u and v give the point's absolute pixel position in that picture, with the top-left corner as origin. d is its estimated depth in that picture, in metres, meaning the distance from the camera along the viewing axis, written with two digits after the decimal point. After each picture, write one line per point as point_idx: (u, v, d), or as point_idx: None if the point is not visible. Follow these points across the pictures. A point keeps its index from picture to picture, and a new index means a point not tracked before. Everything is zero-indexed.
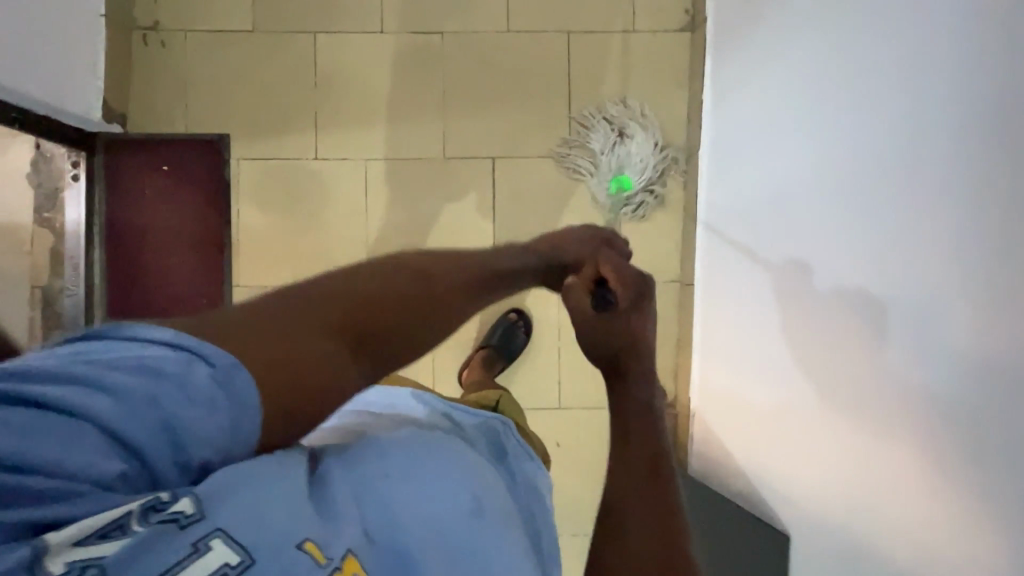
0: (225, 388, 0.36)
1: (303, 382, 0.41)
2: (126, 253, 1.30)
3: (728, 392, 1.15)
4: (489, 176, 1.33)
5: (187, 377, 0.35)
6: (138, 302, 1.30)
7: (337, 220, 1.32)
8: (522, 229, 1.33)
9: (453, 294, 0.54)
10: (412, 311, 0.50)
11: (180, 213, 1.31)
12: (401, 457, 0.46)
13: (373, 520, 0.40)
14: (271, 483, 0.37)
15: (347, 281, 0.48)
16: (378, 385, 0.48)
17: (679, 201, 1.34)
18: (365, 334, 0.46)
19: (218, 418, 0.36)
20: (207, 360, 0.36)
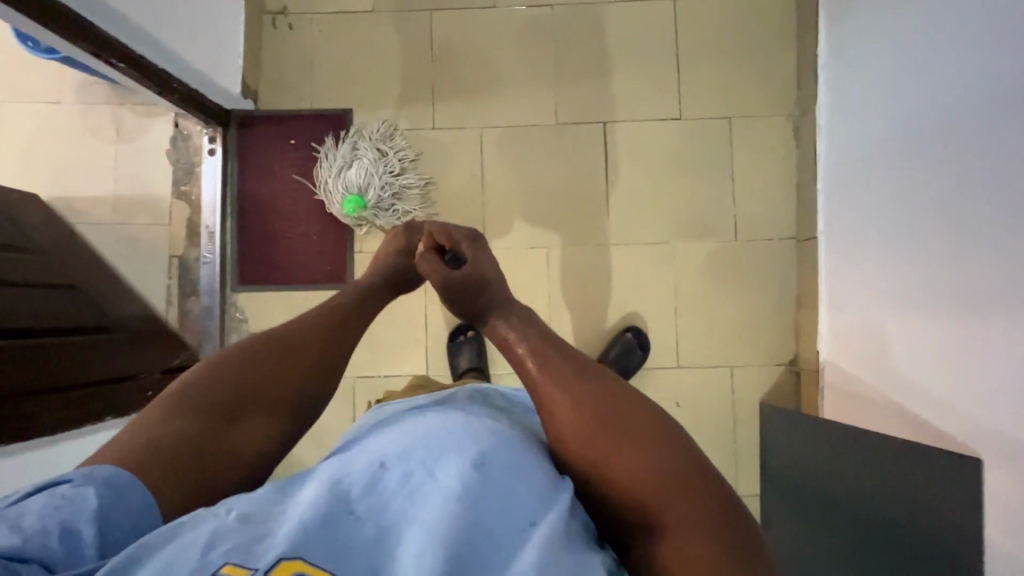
0: (86, 489, 0.49)
1: (178, 448, 0.57)
2: (257, 221, 1.36)
3: (853, 341, 1.14)
4: (599, 137, 1.36)
5: (49, 496, 0.48)
6: (270, 267, 1.36)
7: (449, 188, 1.36)
8: (635, 190, 1.35)
9: (301, 347, 0.71)
10: (265, 367, 0.67)
11: (306, 181, 1.37)
12: (391, 446, 0.55)
13: (361, 503, 0.49)
14: (202, 528, 0.46)
15: (201, 376, 0.64)
16: (259, 426, 0.65)
17: (792, 160, 1.33)
18: (222, 405, 0.63)
19: (91, 500, 0.48)
20: (65, 482, 0.50)
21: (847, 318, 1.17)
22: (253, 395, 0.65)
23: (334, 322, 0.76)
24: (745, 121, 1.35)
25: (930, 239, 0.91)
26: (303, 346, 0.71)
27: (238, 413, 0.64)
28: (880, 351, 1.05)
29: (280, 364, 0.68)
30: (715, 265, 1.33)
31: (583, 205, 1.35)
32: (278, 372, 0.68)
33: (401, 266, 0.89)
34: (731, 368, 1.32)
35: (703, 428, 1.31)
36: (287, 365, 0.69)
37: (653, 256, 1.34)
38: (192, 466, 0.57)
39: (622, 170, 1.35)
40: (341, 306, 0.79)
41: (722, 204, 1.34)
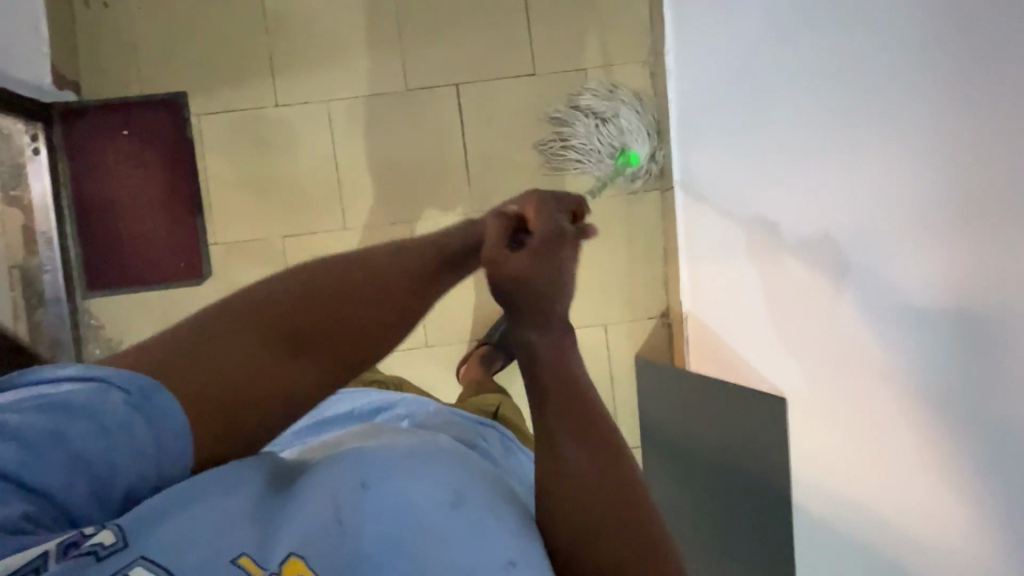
0: (134, 421, 0.45)
1: (222, 376, 0.50)
2: (99, 220, 1.29)
3: (713, 286, 1.14)
4: (454, 101, 1.29)
5: (100, 411, 0.44)
6: (121, 268, 1.29)
7: (303, 167, 1.30)
8: (496, 153, 1.30)
9: (377, 283, 0.60)
10: (329, 304, 0.57)
11: (146, 175, 1.29)
12: (382, 459, 0.51)
13: (347, 519, 0.45)
14: (208, 511, 0.42)
15: (276, 292, 0.56)
16: (314, 369, 0.56)
17: (649, 109, 1.30)
18: (291, 334, 0.55)
19: (133, 442, 0.44)
20: (119, 387, 0.45)
21: (704, 265, 1.17)
22: (319, 333, 0.56)
23: (424, 267, 0.63)
24: (601, 72, 1.30)
25: (797, 176, 0.88)
26: (381, 284, 0.60)
27: (302, 344, 0.55)
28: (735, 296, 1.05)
29: (364, 298, 0.59)
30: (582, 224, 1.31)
31: (444, 174, 1.30)
32: (352, 307, 0.58)
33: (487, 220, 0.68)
34: (604, 326, 1.31)
35: None
36: (367, 304, 0.59)
37: None
38: (224, 405, 0.50)
39: (481, 135, 1.30)
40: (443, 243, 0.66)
41: (584, 160, 1.31)
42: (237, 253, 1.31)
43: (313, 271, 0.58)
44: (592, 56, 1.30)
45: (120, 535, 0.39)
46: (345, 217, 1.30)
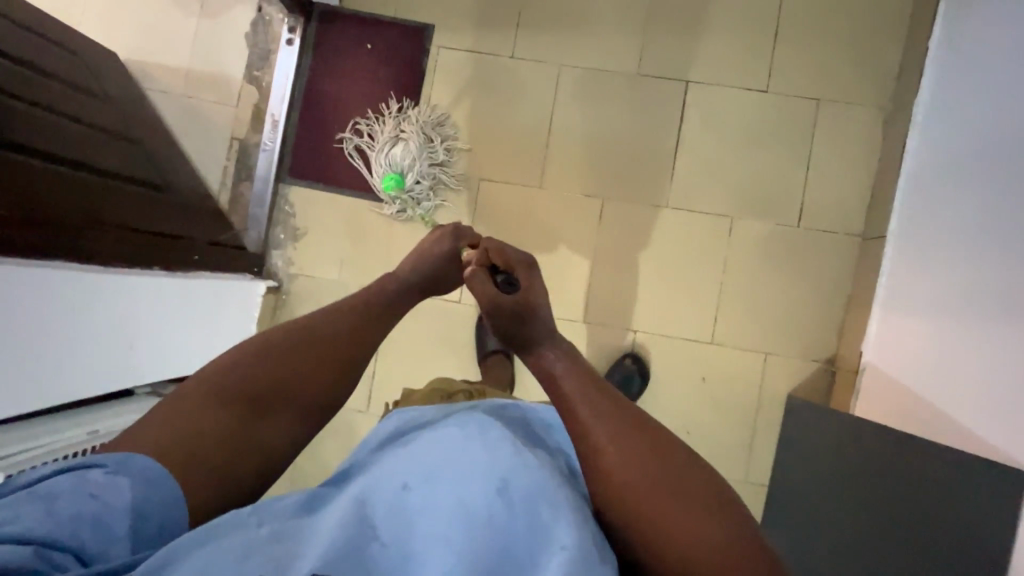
0: (119, 482, 0.48)
1: (204, 438, 0.54)
2: (320, 118, 1.36)
3: (919, 335, 1.08)
4: (676, 99, 1.31)
5: (84, 480, 0.47)
6: (326, 166, 1.36)
7: (517, 120, 1.33)
8: (707, 156, 1.30)
9: (339, 335, 0.64)
10: (286, 356, 0.61)
11: (374, 89, 1.35)
12: (412, 465, 0.55)
13: (384, 528, 0.51)
14: (234, 538, 0.48)
15: (233, 355, 0.59)
16: (288, 422, 0.59)
17: (872, 155, 1.28)
18: (255, 396, 0.58)
19: (122, 494, 0.47)
20: (98, 464, 0.49)
21: (910, 312, 1.11)
22: (274, 390, 0.59)
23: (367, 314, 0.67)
24: (833, 107, 1.29)
25: None
26: (337, 332, 0.64)
27: (260, 402, 0.58)
28: (955, 355, 0.98)
29: (298, 355, 0.61)
30: (771, 250, 1.29)
31: (648, 164, 1.31)
32: (290, 360, 0.60)
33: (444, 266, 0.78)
34: (764, 353, 1.28)
35: (723, 408, 1.29)
36: (304, 358, 0.61)
37: (706, 227, 1.30)
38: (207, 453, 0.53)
39: (693, 137, 1.31)
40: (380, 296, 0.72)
41: (791, 188, 1.29)
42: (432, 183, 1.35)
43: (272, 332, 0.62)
44: (829, 90, 1.29)
45: None
46: (542, 177, 1.33)
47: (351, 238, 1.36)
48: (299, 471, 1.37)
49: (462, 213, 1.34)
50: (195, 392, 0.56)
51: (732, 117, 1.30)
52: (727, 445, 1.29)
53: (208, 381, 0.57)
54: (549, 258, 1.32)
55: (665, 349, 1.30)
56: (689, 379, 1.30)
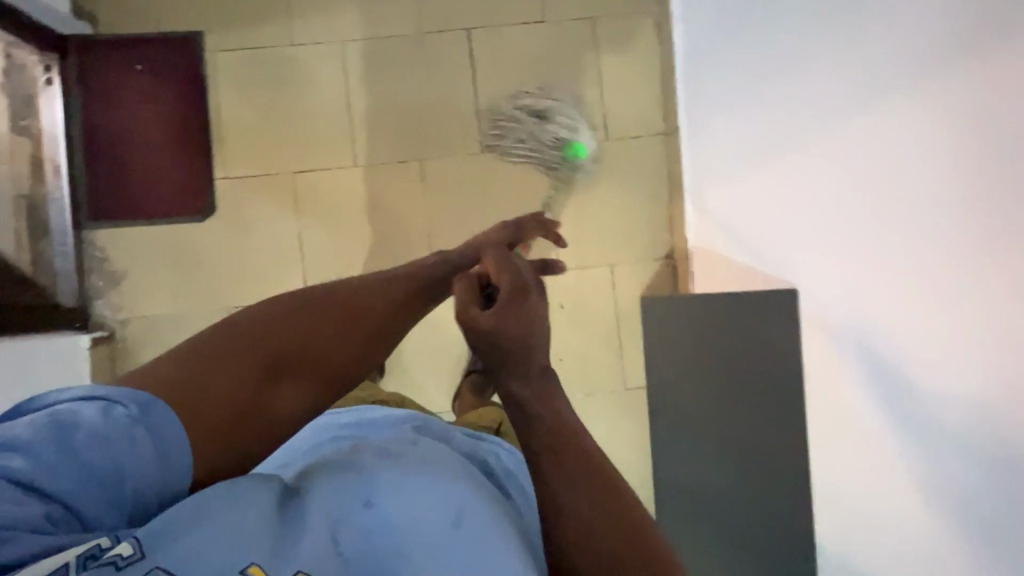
0: (137, 433, 0.45)
1: (217, 396, 0.50)
2: (109, 152, 1.28)
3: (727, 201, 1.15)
4: (465, 47, 1.33)
5: (103, 421, 0.44)
6: (129, 200, 1.29)
7: (314, 103, 1.31)
8: (508, 94, 1.34)
9: (372, 308, 0.64)
10: (312, 324, 0.59)
11: (157, 109, 1.29)
12: (390, 476, 0.50)
13: (347, 543, 0.45)
14: (220, 525, 0.43)
15: (270, 311, 0.58)
16: (301, 393, 0.56)
17: (654, 55, 1.34)
18: (280, 361, 0.56)
19: (142, 454, 0.44)
20: (119, 402, 0.45)
21: (715, 184, 1.18)
22: (309, 360, 0.57)
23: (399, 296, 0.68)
24: (609, 19, 1.34)
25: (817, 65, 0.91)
26: (373, 307, 0.65)
27: (287, 369, 0.56)
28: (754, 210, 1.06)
29: (342, 325, 0.61)
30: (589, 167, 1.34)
31: (456, 116, 1.33)
32: (333, 328, 0.60)
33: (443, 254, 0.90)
34: (611, 265, 1.33)
35: (588, 326, 1.33)
36: (345, 332, 0.61)
37: (525, 162, 1.33)
38: (214, 426, 0.49)
39: (492, 80, 1.33)
40: (417, 278, 0.73)
41: (592, 105, 1.34)
42: (245, 187, 1.30)
43: (308, 290, 0.62)
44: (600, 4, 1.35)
45: (138, 546, 0.40)
46: (356, 154, 1.32)
47: (177, 266, 1.29)
48: None
49: (284, 210, 1.31)
50: (230, 340, 0.54)
51: (520, 51, 1.34)
52: (598, 359, 1.33)
53: (241, 331, 0.55)
54: (383, 231, 1.32)
55: None
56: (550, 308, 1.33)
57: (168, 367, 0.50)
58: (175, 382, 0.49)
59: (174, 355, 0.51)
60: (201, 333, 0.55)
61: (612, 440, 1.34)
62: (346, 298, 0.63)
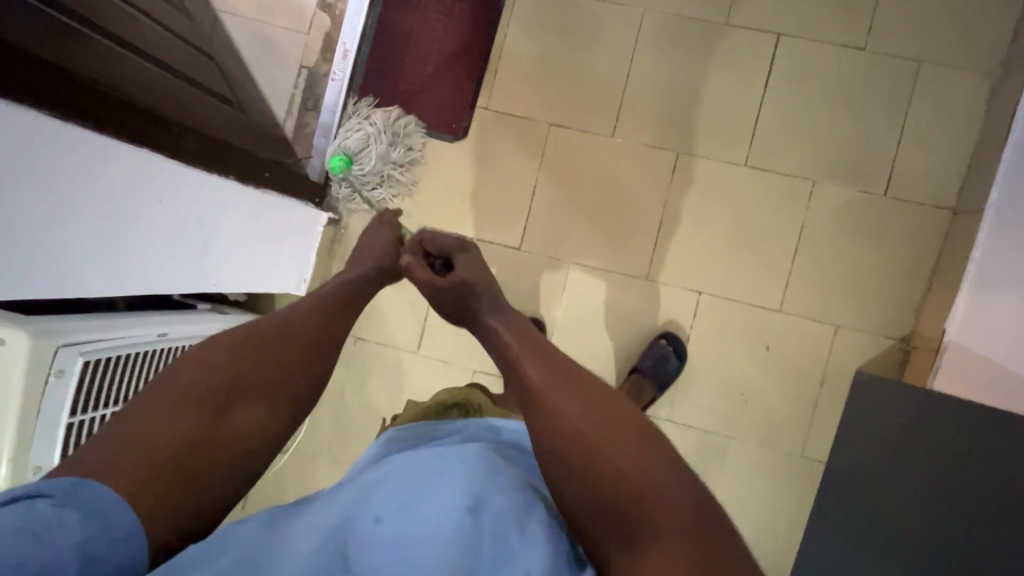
0: (67, 514, 0.47)
1: (161, 454, 0.54)
2: (390, 52, 1.33)
3: None
4: (766, 51, 1.24)
5: (27, 515, 0.45)
6: (391, 101, 1.33)
7: (592, 63, 1.28)
8: (792, 115, 1.24)
9: (280, 332, 0.65)
10: (255, 357, 0.63)
11: (446, 24, 1.31)
12: (394, 495, 0.56)
13: (351, 558, 0.51)
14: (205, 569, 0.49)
15: (191, 362, 0.60)
16: (260, 416, 0.61)
17: (973, 122, 1.19)
18: (210, 393, 0.59)
19: (74, 530, 0.46)
20: (45, 496, 0.47)
21: None
22: (251, 389, 0.61)
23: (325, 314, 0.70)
24: (934, 69, 1.20)
25: None
26: (288, 331, 0.66)
27: (226, 403, 0.59)
28: None
29: (261, 346, 0.64)
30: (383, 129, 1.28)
31: (731, 121, 1.25)
32: (253, 350, 0.63)
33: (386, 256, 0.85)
34: (834, 327, 1.23)
35: (784, 378, 1.24)
36: (267, 351, 0.64)
37: (785, 189, 1.24)
38: (185, 475, 0.55)
39: (782, 96, 1.24)
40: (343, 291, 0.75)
41: (880, 153, 1.22)
42: (501, 124, 1.31)
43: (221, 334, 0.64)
44: (933, 50, 1.20)
45: None
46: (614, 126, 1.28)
47: (411, 176, 1.34)
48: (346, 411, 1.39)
49: (526, 158, 1.30)
50: (169, 384, 0.58)
51: (822, 74, 1.23)
52: (783, 416, 1.25)
53: (178, 372, 0.59)
54: (614, 210, 1.28)
55: (729, 311, 1.26)
56: (750, 347, 1.25)
57: (132, 434, 0.54)
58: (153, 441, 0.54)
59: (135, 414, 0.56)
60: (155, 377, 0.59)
61: (761, 500, 1.26)
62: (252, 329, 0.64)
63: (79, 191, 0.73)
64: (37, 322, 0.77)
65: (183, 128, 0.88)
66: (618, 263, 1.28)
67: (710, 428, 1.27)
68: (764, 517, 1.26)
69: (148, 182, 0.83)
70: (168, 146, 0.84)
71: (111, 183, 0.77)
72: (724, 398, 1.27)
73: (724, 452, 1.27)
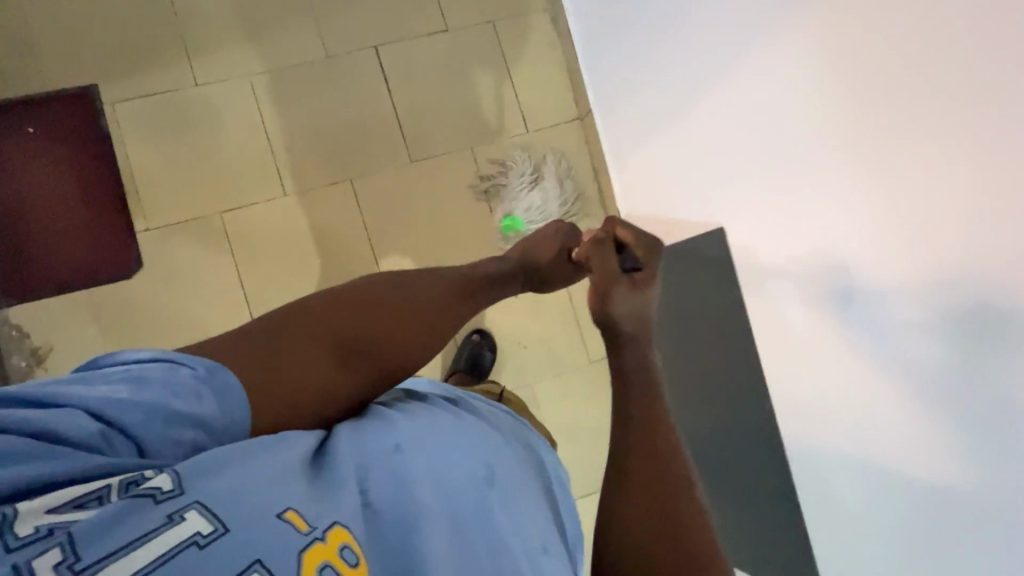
0: (207, 390, 0.45)
1: (289, 379, 0.51)
2: (7, 226, 1.19)
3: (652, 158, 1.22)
4: (374, 63, 1.35)
5: (175, 375, 0.45)
6: (40, 272, 1.20)
7: (229, 142, 1.29)
8: (427, 103, 1.36)
9: (432, 314, 0.63)
10: (390, 320, 0.59)
11: (57, 172, 1.22)
12: (426, 434, 0.52)
13: (385, 494, 0.45)
14: (260, 465, 0.41)
15: (355, 302, 0.58)
16: (361, 385, 0.55)
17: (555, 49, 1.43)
18: (354, 346, 0.55)
19: (207, 405, 0.45)
20: (188, 364, 0.46)
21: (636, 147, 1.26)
22: (381, 355, 0.57)
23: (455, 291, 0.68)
24: (509, 21, 1.41)
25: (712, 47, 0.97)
26: (428, 307, 0.63)
27: (359, 354, 0.55)
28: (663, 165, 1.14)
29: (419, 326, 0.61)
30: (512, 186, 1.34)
31: (381, 132, 1.34)
32: (409, 325, 0.60)
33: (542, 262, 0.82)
34: None
35: (544, 310, 1.39)
36: (415, 329, 0.60)
37: (457, 164, 1.37)
38: (283, 406, 0.49)
39: (410, 92, 1.36)
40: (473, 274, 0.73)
41: (510, 101, 1.40)
42: (174, 236, 1.26)
43: (396, 289, 0.62)
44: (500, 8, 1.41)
45: (177, 482, 0.38)
46: (284, 185, 1.30)
47: (111, 330, 1.22)
48: None
49: (221, 252, 1.27)
50: (322, 313, 0.56)
51: (432, 61, 1.37)
52: (560, 340, 1.39)
53: (331, 306, 0.57)
54: (325, 255, 1.30)
55: None
56: (505, 302, 1.37)
57: (264, 335, 0.52)
58: (297, 360, 0.51)
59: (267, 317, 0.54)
60: (312, 294, 0.58)
61: (587, 415, 1.39)
62: (404, 300, 0.62)
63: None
64: None
65: None
66: None
67: (516, 385, 1.36)
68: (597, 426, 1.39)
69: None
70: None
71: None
72: (510, 355, 1.37)
73: (538, 396, 1.37)
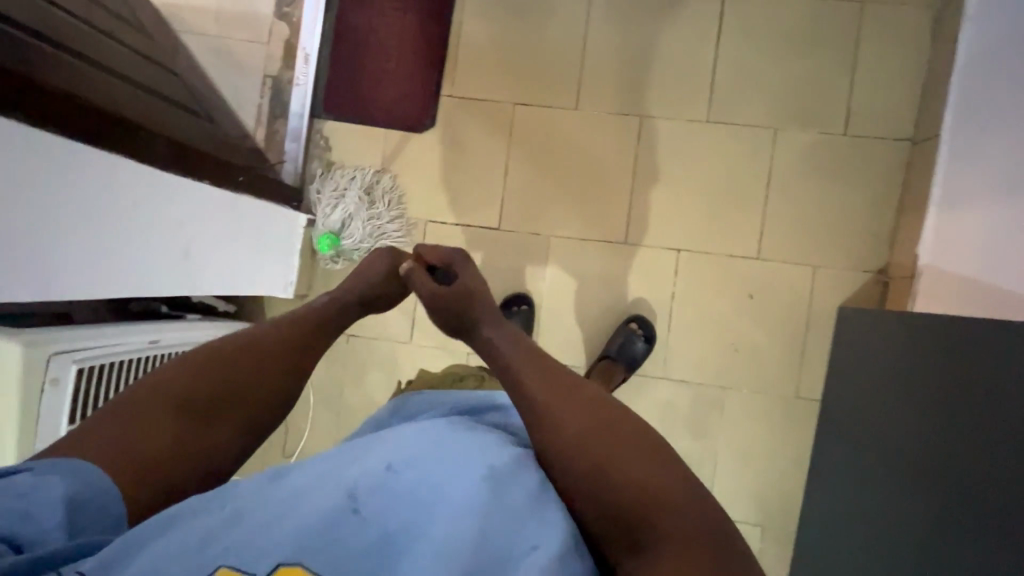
0: (48, 475, 0.50)
1: (152, 450, 0.59)
2: (350, 52, 1.35)
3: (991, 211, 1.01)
4: (715, 9, 1.27)
5: (7, 482, 0.49)
6: (356, 101, 1.36)
7: (548, 41, 1.31)
8: (748, 68, 1.27)
9: (266, 355, 0.71)
10: (221, 369, 0.67)
11: (401, 18, 1.33)
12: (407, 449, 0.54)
13: (366, 502, 0.49)
14: (194, 522, 0.48)
15: (184, 371, 0.65)
16: (227, 435, 0.65)
17: (920, 56, 1.23)
18: (199, 406, 0.64)
19: (54, 483, 0.50)
20: (21, 470, 0.50)
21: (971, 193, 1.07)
22: (234, 403, 0.67)
23: (297, 337, 0.75)
24: (883, 8, 1.23)
25: None
26: (264, 351, 0.71)
27: (213, 412, 0.65)
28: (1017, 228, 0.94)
29: (251, 365, 0.69)
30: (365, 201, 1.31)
31: (688, 82, 1.28)
32: (245, 369, 0.68)
33: (376, 286, 0.88)
34: (813, 268, 1.25)
35: (775, 324, 1.26)
36: (250, 372, 0.69)
37: (749, 141, 1.27)
38: (173, 470, 0.59)
39: (736, 51, 1.27)
40: (304, 318, 0.78)
41: (839, 95, 1.25)
42: (466, 109, 1.33)
43: (205, 347, 0.69)
44: None
45: None
46: (578, 99, 1.30)
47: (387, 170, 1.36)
48: (346, 407, 1.40)
49: (499, 140, 1.33)
50: (162, 391, 0.63)
51: (773, 25, 1.26)
52: (776, 361, 1.27)
53: (167, 383, 0.64)
54: (586, 179, 1.30)
55: (709, 266, 1.27)
56: (737, 298, 1.27)
57: (117, 424, 0.59)
58: (152, 435, 0.60)
59: (113, 410, 0.61)
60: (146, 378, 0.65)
61: (764, 446, 1.28)
62: (237, 349, 0.69)
63: (72, 208, 0.79)
64: (37, 332, 0.78)
65: (153, 133, 0.91)
66: (592, 228, 1.31)
67: (707, 381, 1.29)
68: (769, 461, 1.28)
69: (139, 200, 0.89)
70: (142, 150, 0.88)
71: (110, 189, 0.83)
72: (718, 350, 1.28)
73: (724, 402, 1.28)
